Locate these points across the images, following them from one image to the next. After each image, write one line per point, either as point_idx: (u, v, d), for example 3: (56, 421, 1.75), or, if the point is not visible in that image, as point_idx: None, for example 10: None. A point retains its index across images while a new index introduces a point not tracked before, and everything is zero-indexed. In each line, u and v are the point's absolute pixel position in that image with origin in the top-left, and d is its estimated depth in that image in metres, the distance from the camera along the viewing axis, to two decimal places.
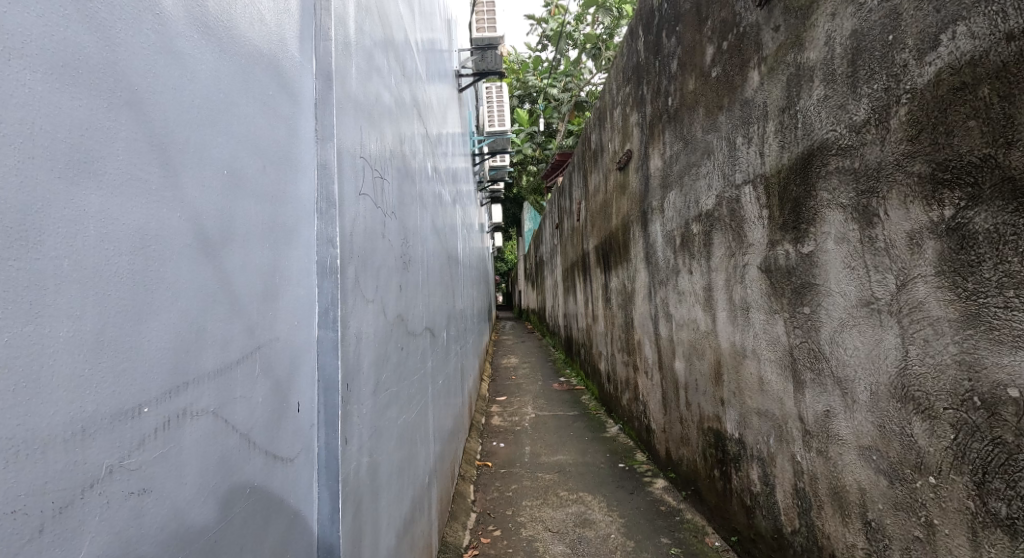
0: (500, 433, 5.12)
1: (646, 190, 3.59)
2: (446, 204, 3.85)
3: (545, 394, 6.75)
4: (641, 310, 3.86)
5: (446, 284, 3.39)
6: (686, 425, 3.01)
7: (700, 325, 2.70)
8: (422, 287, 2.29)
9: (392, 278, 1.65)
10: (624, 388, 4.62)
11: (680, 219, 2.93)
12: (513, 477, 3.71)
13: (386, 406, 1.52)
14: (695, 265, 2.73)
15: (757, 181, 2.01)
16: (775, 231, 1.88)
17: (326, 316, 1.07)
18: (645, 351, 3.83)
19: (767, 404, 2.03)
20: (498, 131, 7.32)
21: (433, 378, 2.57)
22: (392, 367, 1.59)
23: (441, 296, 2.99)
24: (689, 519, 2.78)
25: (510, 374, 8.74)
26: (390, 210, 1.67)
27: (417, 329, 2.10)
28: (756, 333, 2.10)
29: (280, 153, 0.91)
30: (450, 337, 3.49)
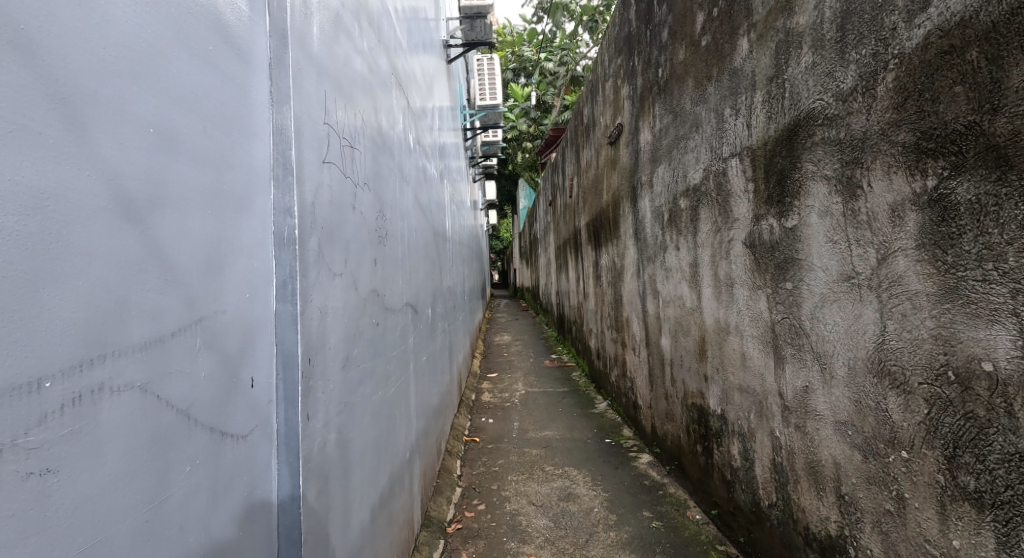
0: (489, 409, 5.14)
1: (636, 165, 3.53)
2: (432, 181, 3.78)
3: (537, 371, 6.78)
4: (630, 287, 3.84)
5: (432, 261, 3.34)
6: (671, 401, 3.01)
7: (686, 302, 2.68)
8: (403, 263, 2.25)
9: (365, 252, 1.61)
10: (613, 365, 4.63)
11: (668, 195, 2.87)
12: (500, 452, 3.73)
13: (360, 382, 1.49)
14: (682, 241, 2.70)
15: (743, 154, 1.96)
16: (760, 205, 1.85)
17: (284, 290, 1.04)
18: (633, 328, 3.83)
19: (749, 380, 2.03)
20: (489, 104, 7.18)
21: (416, 355, 2.55)
22: (365, 343, 1.56)
23: (425, 273, 2.96)
24: (672, 493, 2.81)
25: (502, 352, 8.78)
26: (362, 181, 1.62)
27: (397, 307, 2.07)
28: (739, 309, 2.08)
29: (227, 115, 0.86)
30: (437, 315, 3.47)
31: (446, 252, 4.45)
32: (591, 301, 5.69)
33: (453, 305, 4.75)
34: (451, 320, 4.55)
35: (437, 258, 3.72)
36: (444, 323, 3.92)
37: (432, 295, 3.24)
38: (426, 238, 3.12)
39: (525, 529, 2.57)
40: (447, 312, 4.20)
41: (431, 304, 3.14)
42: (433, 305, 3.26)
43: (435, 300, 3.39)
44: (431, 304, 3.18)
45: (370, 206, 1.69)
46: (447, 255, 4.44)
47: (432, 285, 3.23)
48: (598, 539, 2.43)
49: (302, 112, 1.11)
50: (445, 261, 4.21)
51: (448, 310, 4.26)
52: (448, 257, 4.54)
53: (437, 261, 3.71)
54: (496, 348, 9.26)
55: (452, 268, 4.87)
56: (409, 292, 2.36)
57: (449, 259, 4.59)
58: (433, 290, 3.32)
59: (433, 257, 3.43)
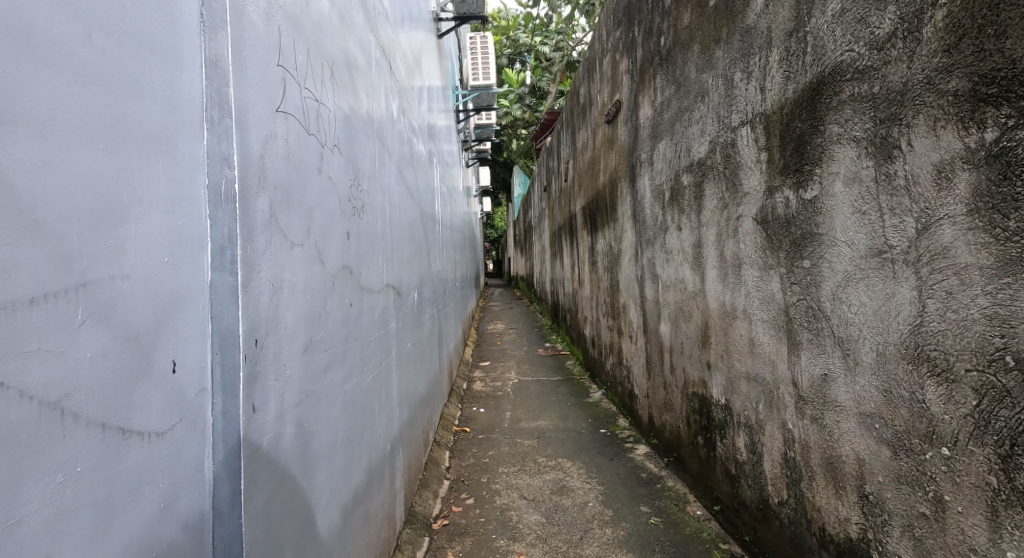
0: (481, 399, 4.99)
1: (635, 143, 3.35)
2: (420, 159, 3.59)
3: (530, 360, 6.64)
4: (627, 272, 3.68)
5: (419, 244, 3.17)
6: (670, 390, 2.87)
7: (688, 286, 2.53)
8: (383, 241, 2.07)
9: (335, 224, 1.44)
10: (609, 354, 4.49)
11: (670, 172, 2.71)
12: (491, 443, 3.58)
13: (327, 368, 1.33)
14: (684, 221, 2.54)
15: (755, 121, 1.79)
16: (774, 176, 1.68)
17: (221, 257, 0.86)
18: (630, 314, 3.68)
19: (757, 368, 1.88)
20: (483, 85, 6.95)
21: (399, 340, 2.39)
22: (334, 325, 1.40)
23: (411, 256, 2.79)
24: (670, 487, 2.67)
25: (495, 340, 8.62)
26: (332, 143, 1.43)
27: (376, 289, 1.90)
28: (748, 292, 1.92)
29: (134, 35, 0.70)
30: (425, 300, 3.30)
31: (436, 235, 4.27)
32: (586, 288, 5.54)
33: (443, 291, 4.58)
34: (441, 306, 4.39)
35: (426, 242, 3.55)
36: (433, 309, 3.75)
37: (419, 278, 3.08)
38: (412, 220, 2.94)
39: (515, 525, 2.42)
40: (436, 298, 4.03)
41: (417, 288, 2.97)
42: (420, 289, 3.09)
43: (422, 286, 3.22)
44: (418, 288, 3.03)
45: (341, 172, 1.51)
46: (436, 238, 4.26)
47: (418, 269, 3.07)
48: (593, 536, 2.29)
49: (239, 42, 0.93)
50: (434, 245, 4.04)
51: (437, 296, 4.09)
52: (438, 241, 4.37)
53: (426, 245, 3.54)
54: (489, 336, 9.11)
55: (442, 254, 4.69)
56: (390, 274, 2.19)
57: (439, 243, 4.42)
58: (420, 275, 3.16)
59: (421, 239, 3.25)
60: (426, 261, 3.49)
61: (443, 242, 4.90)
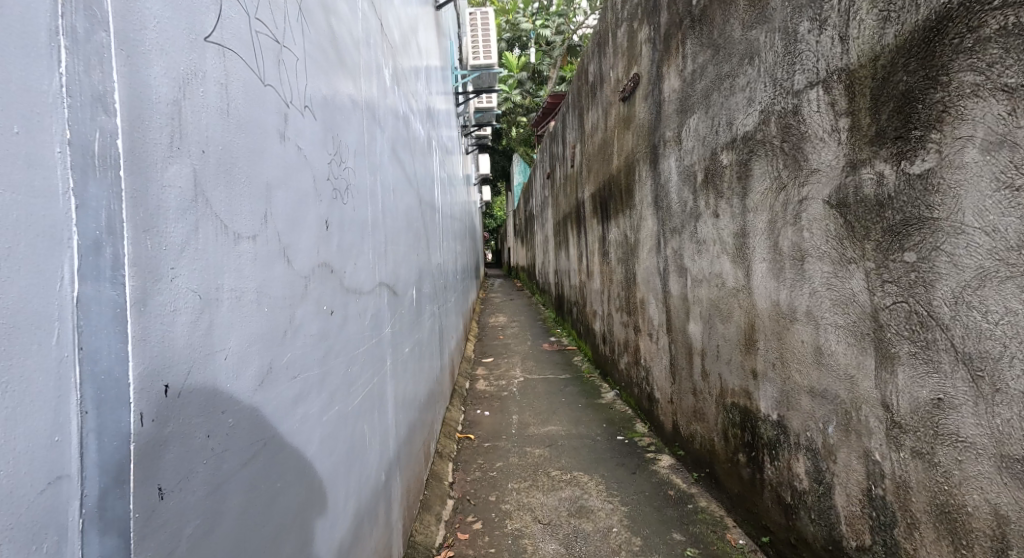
0: (485, 400, 4.69)
1: (658, 120, 3.01)
2: (418, 141, 3.24)
3: (536, 356, 6.34)
4: (647, 263, 3.36)
5: (417, 235, 2.83)
6: (701, 398, 2.57)
7: (727, 281, 2.21)
8: (374, 231, 1.74)
9: (308, 210, 1.11)
10: (623, 352, 4.18)
11: (705, 151, 2.37)
12: (498, 453, 3.28)
13: (297, 400, 1.00)
14: (723, 207, 2.21)
15: (831, 80, 1.45)
16: (861, 146, 1.35)
17: (100, 260, 0.54)
18: (649, 311, 3.36)
19: (825, 382, 1.57)
20: (483, 65, 6.57)
21: (396, 346, 2.07)
22: (307, 342, 1.07)
23: (408, 249, 2.46)
24: (703, 508, 2.38)
25: (497, 334, 8.33)
26: (302, 102, 1.10)
27: (365, 290, 1.57)
28: (814, 290, 1.61)
29: None
30: (424, 297, 2.97)
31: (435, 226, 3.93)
32: (595, 280, 5.22)
33: (443, 286, 4.26)
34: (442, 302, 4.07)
35: (424, 233, 3.21)
36: (433, 306, 3.43)
37: (417, 274, 2.74)
38: (409, 208, 2.60)
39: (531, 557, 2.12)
40: (437, 294, 3.70)
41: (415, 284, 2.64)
42: (418, 285, 2.76)
43: (421, 282, 2.89)
44: (416, 285, 2.70)
45: (316, 143, 1.18)
46: (436, 229, 3.91)
47: (417, 264, 2.73)
48: None
49: None
50: (434, 236, 3.70)
51: (438, 291, 3.76)
52: (438, 232, 4.02)
53: (425, 237, 3.21)
54: (492, 330, 8.81)
55: (442, 246, 4.36)
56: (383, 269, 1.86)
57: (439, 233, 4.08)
58: (419, 270, 2.83)
59: (419, 230, 2.92)
60: (425, 253, 3.16)
61: (443, 232, 4.56)
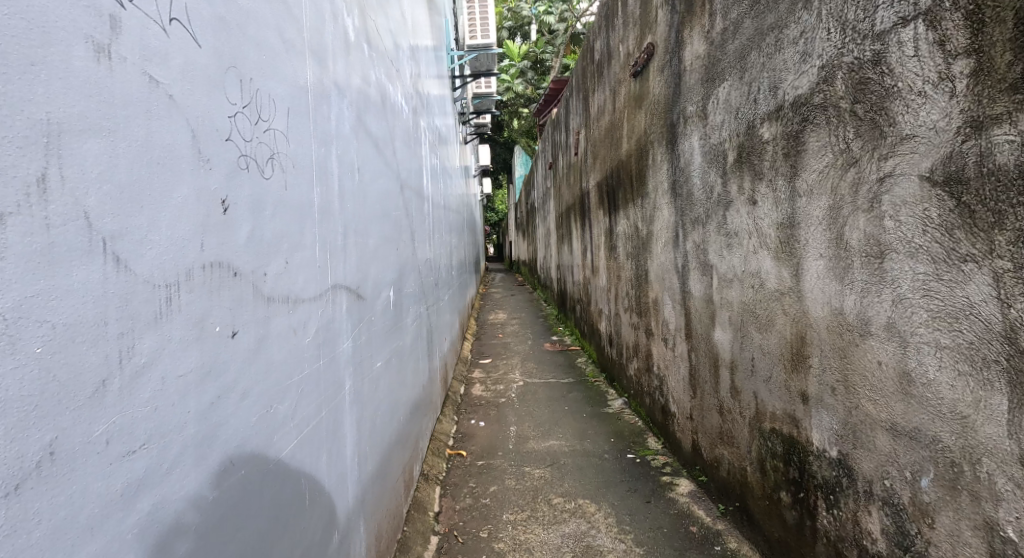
0: (481, 407, 4.33)
1: (678, 93, 2.62)
2: (402, 120, 2.84)
3: (537, 358, 6.00)
4: (662, 259, 2.98)
5: (398, 230, 2.45)
6: (730, 419, 2.20)
7: (766, 283, 1.84)
8: (325, 222, 1.36)
9: (184, 181, 0.73)
10: (632, 357, 3.81)
11: (738, 125, 1.99)
12: (491, 473, 2.92)
13: (143, 495, 0.64)
14: (761, 191, 1.84)
15: (940, 8, 1.07)
16: (994, 95, 0.98)
17: None
18: (666, 313, 2.99)
19: (911, 422, 1.20)
20: (481, 45, 6.25)
21: (362, 363, 1.70)
22: (174, 390, 0.69)
23: (383, 245, 2.08)
24: (733, 551, 2.03)
25: (498, 332, 7.97)
26: (167, 17, 0.71)
27: (305, 298, 1.19)
28: (895, 299, 1.23)
29: None
30: (406, 299, 2.60)
31: (424, 217, 3.53)
32: (601, 277, 4.84)
33: (434, 284, 3.88)
34: (431, 302, 3.69)
35: (409, 226, 2.84)
36: (420, 310, 3.06)
37: (397, 274, 2.37)
38: (386, 196, 2.21)
39: None
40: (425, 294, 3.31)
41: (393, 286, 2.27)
42: (398, 287, 2.38)
43: (403, 283, 2.51)
44: (395, 287, 2.32)
45: (209, 81, 0.80)
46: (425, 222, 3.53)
47: (396, 262, 2.36)
48: None
49: None
50: (422, 231, 3.33)
51: (426, 291, 3.37)
52: (428, 224, 3.63)
53: (409, 230, 2.83)
54: (491, 328, 8.43)
55: (434, 242, 3.97)
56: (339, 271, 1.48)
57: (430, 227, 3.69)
58: (399, 269, 2.45)
59: (401, 222, 2.54)
60: (409, 249, 2.78)
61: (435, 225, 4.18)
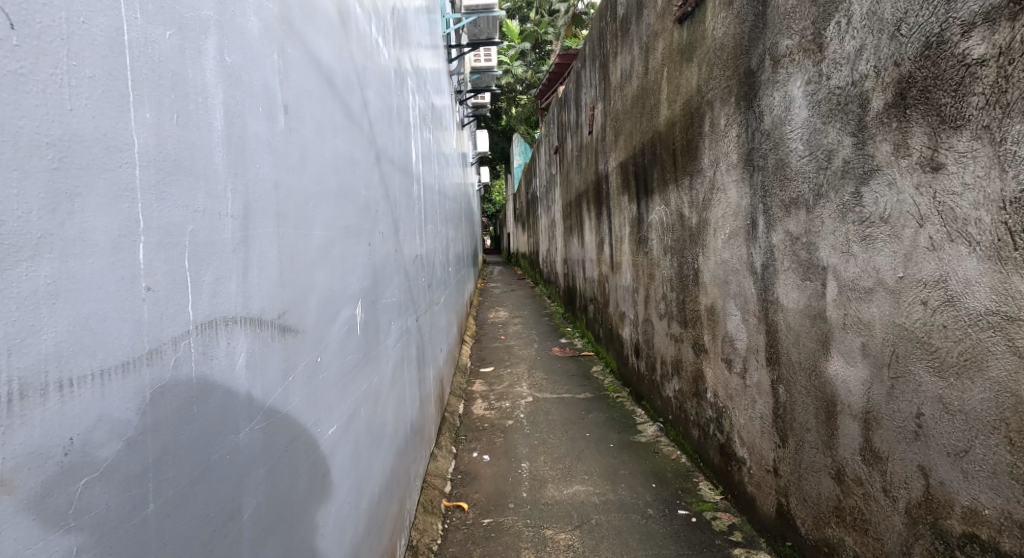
0: (485, 432, 3.64)
1: (759, 28, 1.92)
2: (382, 71, 2.10)
3: (546, 367, 5.30)
4: (728, 257, 2.29)
5: (370, 219, 1.72)
6: (855, 493, 1.52)
7: (955, 301, 1.17)
8: (178, 195, 0.64)
9: None
10: (673, 376, 3.13)
11: (898, 46, 1.27)
12: (501, 541, 2.24)
13: None
14: (955, 149, 1.14)
15: None
16: None
17: None
18: (731, 327, 2.31)
19: None
20: (480, 7, 5.51)
21: (295, 452, 0.99)
22: None
23: (339, 241, 1.34)
24: None
25: (498, 334, 7.27)
26: None
27: (77, 374, 0.51)
28: None
29: None
30: (384, 315, 1.87)
31: (414, 205, 2.79)
32: (625, 274, 4.14)
33: (427, 288, 3.17)
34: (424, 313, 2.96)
35: (392, 216, 2.10)
36: (406, 326, 2.34)
37: (368, 283, 1.64)
38: (348, 170, 1.47)
39: None
40: (414, 304, 2.58)
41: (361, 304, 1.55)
42: (370, 304, 1.65)
43: (380, 298, 1.78)
44: (365, 303, 1.59)
45: None
46: (415, 211, 2.79)
47: (367, 269, 1.63)
48: None
49: None
50: (410, 221, 2.60)
51: (416, 301, 2.66)
52: (418, 216, 2.90)
53: (391, 221, 2.10)
54: (492, 328, 7.72)
55: (426, 237, 3.25)
56: (225, 301, 0.75)
57: (419, 217, 2.95)
58: (373, 276, 1.72)
59: (376, 207, 1.81)
60: (391, 245, 2.05)
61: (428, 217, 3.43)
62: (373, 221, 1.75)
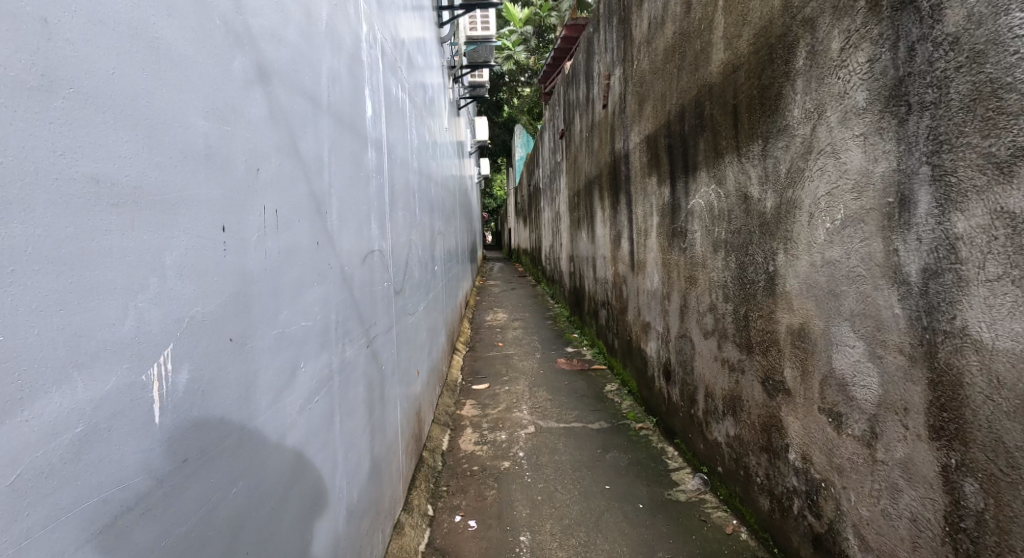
0: (475, 478, 2.87)
1: None
2: None
3: (552, 384, 4.54)
4: (837, 257, 1.51)
5: (231, 187, 0.92)
6: None
7: None
8: None
9: None
10: (726, 416, 2.35)
11: None
12: None
13: None
14: None
15: None
16: None
17: None
18: (840, 363, 1.53)
19: None
20: None
21: None
22: None
23: (45, 228, 0.59)
24: None
25: (496, 339, 6.50)
26: None
27: None
28: None
29: None
30: (271, 356, 1.06)
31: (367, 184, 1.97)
32: (654, 276, 3.35)
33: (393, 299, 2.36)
34: (386, 335, 2.16)
35: (305, 192, 1.30)
36: (341, 364, 1.53)
37: (213, 314, 0.84)
38: (130, 71, 0.69)
39: None
40: (361, 326, 1.77)
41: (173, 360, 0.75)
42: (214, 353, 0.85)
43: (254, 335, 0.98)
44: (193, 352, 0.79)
45: None
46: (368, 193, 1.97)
47: (206, 286, 0.83)
48: None
49: None
50: (356, 205, 1.78)
51: (367, 323, 1.84)
52: (375, 203, 2.07)
53: (305, 200, 1.29)
54: (489, 333, 6.93)
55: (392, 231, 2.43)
56: None
57: (378, 201, 2.12)
58: (235, 296, 0.92)
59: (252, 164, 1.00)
60: (299, 240, 1.24)
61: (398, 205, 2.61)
62: (238, 191, 0.94)
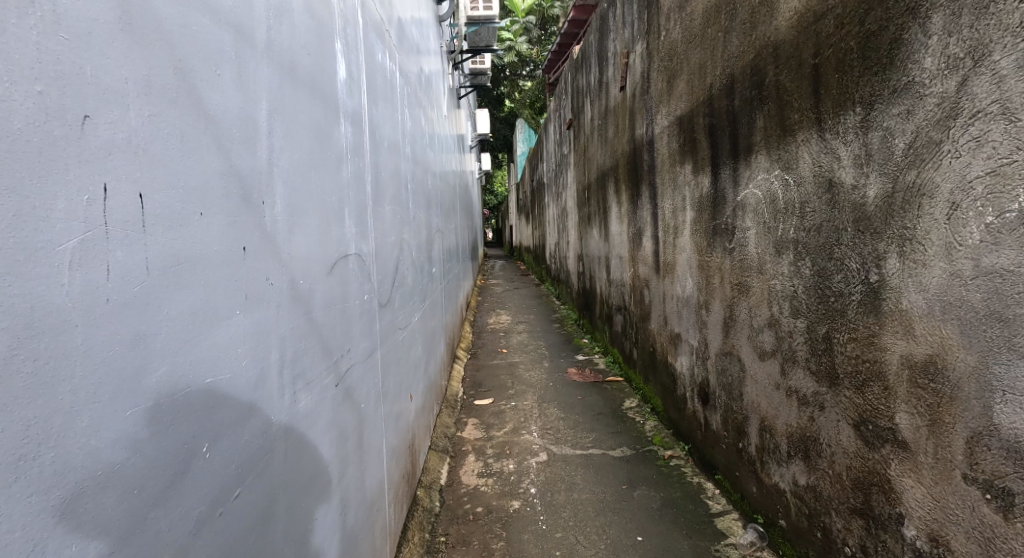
0: (482, 523, 2.43)
1: None
2: None
3: (565, 399, 4.10)
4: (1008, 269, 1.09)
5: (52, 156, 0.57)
6: None
7: None
8: None
9: None
10: (790, 459, 1.91)
11: None
12: None
13: None
14: None
15: None
16: None
17: None
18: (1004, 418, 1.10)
19: None
20: None
21: None
22: None
23: None
24: None
25: (501, 345, 6.06)
26: None
27: None
28: None
29: None
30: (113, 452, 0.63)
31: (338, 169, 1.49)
32: (689, 281, 2.89)
33: (377, 317, 1.88)
34: (366, 363, 1.69)
35: (222, 170, 0.83)
36: (289, 424, 1.07)
37: None
38: None
39: None
40: (327, 363, 1.30)
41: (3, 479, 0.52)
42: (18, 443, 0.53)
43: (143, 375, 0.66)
44: (28, 426, 0.54)
45: None
46: (338, 180, 1.48)
47: None
48: None
49: None
50: (318, 197, 1.30)
51: (335, 356, 1.36)
52: (348, 196, 1.58)
53: (220, 182, 0.83)
54: (492, 337, 6.49)
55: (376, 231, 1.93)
56: None
57: (353, 193, 1.63)
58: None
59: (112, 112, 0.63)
60: (202, 247, 0.77)
61: (384, 198, 2.11)
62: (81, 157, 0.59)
